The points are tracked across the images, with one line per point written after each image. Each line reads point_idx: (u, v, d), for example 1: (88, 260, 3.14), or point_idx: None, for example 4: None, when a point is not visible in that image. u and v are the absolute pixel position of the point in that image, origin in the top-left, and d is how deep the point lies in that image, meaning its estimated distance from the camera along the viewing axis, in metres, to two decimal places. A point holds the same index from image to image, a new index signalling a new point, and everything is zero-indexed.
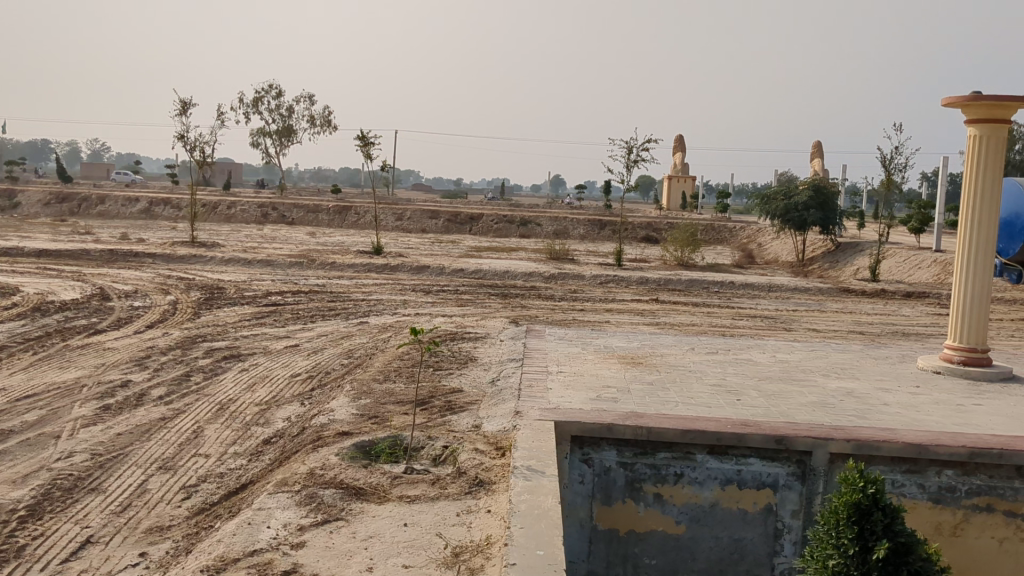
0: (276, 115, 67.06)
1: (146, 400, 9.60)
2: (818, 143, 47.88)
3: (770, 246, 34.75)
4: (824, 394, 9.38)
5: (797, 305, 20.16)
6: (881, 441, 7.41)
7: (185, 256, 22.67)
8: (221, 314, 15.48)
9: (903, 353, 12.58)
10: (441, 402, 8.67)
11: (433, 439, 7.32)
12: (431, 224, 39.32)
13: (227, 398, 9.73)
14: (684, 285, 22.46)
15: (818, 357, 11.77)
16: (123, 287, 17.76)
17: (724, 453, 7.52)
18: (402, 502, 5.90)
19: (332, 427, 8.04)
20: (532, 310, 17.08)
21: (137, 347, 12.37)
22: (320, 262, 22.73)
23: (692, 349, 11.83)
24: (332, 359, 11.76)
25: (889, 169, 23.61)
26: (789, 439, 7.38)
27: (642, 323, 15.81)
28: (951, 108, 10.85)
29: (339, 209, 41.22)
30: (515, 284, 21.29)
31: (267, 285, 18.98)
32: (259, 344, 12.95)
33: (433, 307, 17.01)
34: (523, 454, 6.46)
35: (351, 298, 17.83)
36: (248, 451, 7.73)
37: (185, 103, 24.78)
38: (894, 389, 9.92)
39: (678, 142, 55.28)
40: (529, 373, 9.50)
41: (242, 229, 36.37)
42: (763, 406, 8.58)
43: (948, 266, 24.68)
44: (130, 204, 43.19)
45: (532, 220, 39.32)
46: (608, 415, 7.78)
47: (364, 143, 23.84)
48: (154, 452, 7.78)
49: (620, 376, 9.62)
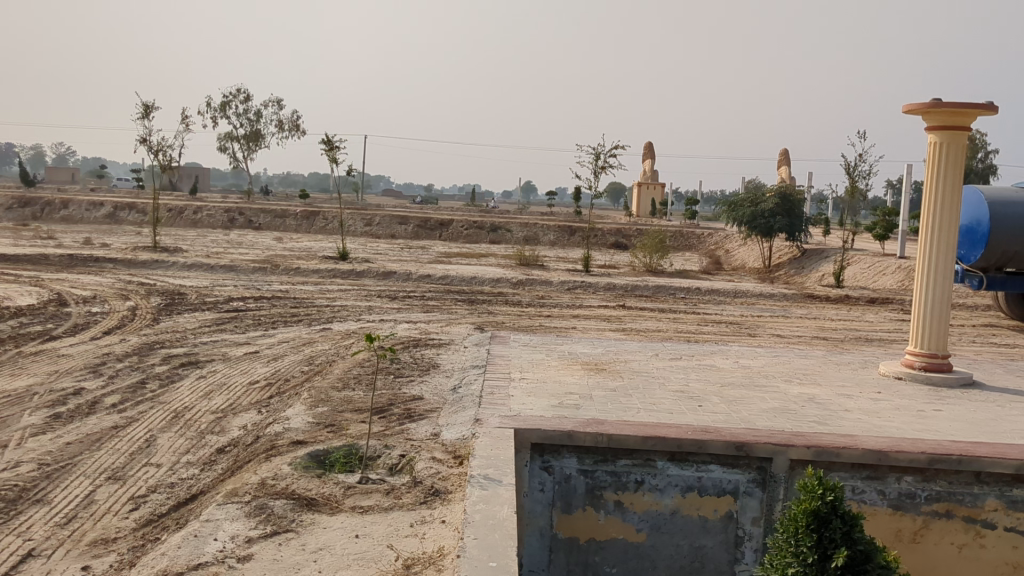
0: (244, 120, 66.56)
1: (99, 407, 9.39)
2: (785, 150, 48.17)
3: (737, 253, 34.91)
4: (786, 400, 9.35)
5: (763, 311, 20.22)
6: (841, 447, 7.37)
7: (148, 261, 22.33)
8: (182, 320, 15.24)
9: (866, 359, 12.61)
10: (400, 410, 8.54)
11: (390, 447, 7.19)
12: (399, 230, 39.10)
13: (183, 405, 9.54)
14: (651, 291, 22.45)
15: (781, 363, 11.76)
16: (81, 293, 17.44)
17: (685, 460, 7.45)
18: (354, 513, 5.77)
19: (287, 436, 7.89)
20: (498, 316, 16.98)
21: (92, 354, 12.13)
22: (284, 267, 22.48)
23: (656, 355, 11.79)
24: (293, 366, 11.58)
25: (853, 176, 23.76)
26: (750, 445, 7.32)
27: (608, 329, 15.76)
28: (912, 115, 10.89)
29: (307, 214, 40.91)
30: (482, 290, 21.18)
31: (229, 290, 18.74)
32: (218, 350, 12.75)
33: (398, 312, 16.87)
34: (479, 463, 6.35)
35: (314, 304, 17.64)
36: (200, 460, 7.57)
37: (148, 106, 24.45)
38: (856, 395, 9.92)
39: (647, 148, 55.44)
40: (490, 380, 9.38)
41: (208, 234, 35.96)
42: (725, 413, 8.53)
43: (911, 272, 24.88)
44: (94, 208, 42.58)
45: (501, 226, 39.23)
46: (569, 422, 7.68)
47: (330, 148, 23.64)
48: (103, 462, 7.59)
49: (582, 383, 9.54)
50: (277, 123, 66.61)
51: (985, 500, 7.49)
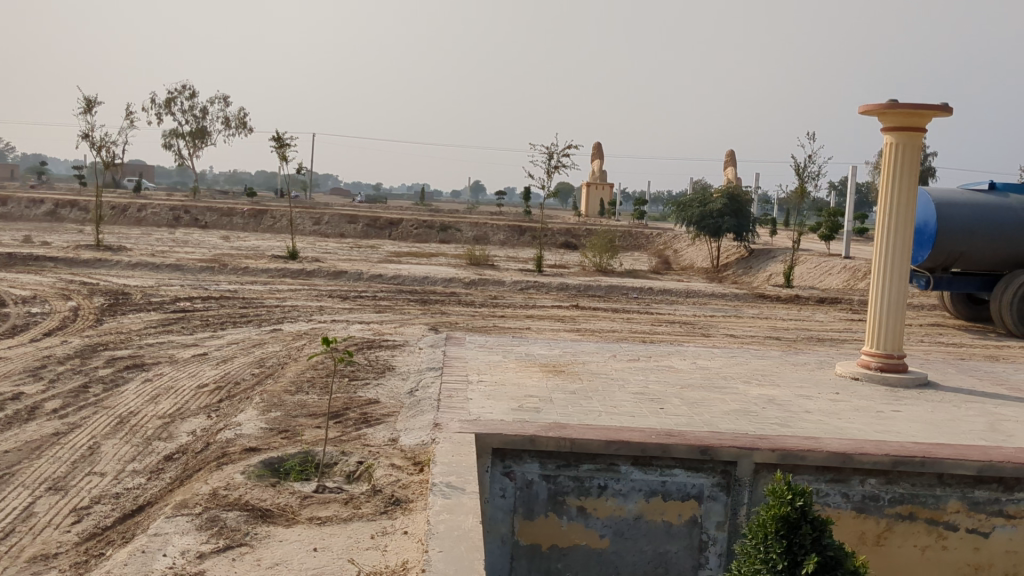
0: (190, 116, 65.42)
1: (39, 413, 9.00)
2: (733, 151, 48.49)
3: (687, 253, 35.07)
4: (747, 402, 9.27)
5: (716, 311, 20.26)
6: (806, 450, 7.28)
7: (90, 260, 21.71)
8: (126, 321, 14.78)
9: (822, 359, 12.62)
10: (355, 414, 8.29)
11: (347, 454, 6.95)
12: (349, 229, 38.64)
13: (128, 410, 9.18)
14: (604, 290, 22.38)
15: (739, 364, 11.70)
16: (20, 293, 16.86)
17: (648, 465, 7.30)
18: (311, 524, 5.53)
19: (239, 442, 7.60)
20: (451, 316, 16.77)
21: (32, 356, 11.67)
22: (232, 266, 22.02)
23: (614, 356, 11.66)
24: (242, 369, 11.24)
25: (802, 177, 23.94)
26: (715, 449, 7.21)
27: (563, 330, 15.63)
28: (869, 116, 10.88)
29: (255, 213, 40.30)
30: (434, 290, 20.95)
31: (175, 290, 18.28)
32: (164, 352, 12.35)
33: (349, 313, 16.57)
34: (441, 470, 6.13)
35: (263, 304, 17.27)
36: (148, 468, 7.27)
37: (90, 101, 23.78)
38: (815, 395, 9.87)
39: (596, 148, 55.49)
40: (448, 383, 9.15)
41: (153, 233, 35.19)
42: (687, 415, 8.41)
43: (858, 272, 25.15)
44: (34, 205, 41.46)
45: (451, 226, 38.97)
46: (530, 427, 7.49)
47: (279, 145, 23.22)
48: (44, 471, 7.24)
49: (541, 385, 9.36)
50: (222, 121, 65.58)
51: (947, 502, 7.46)
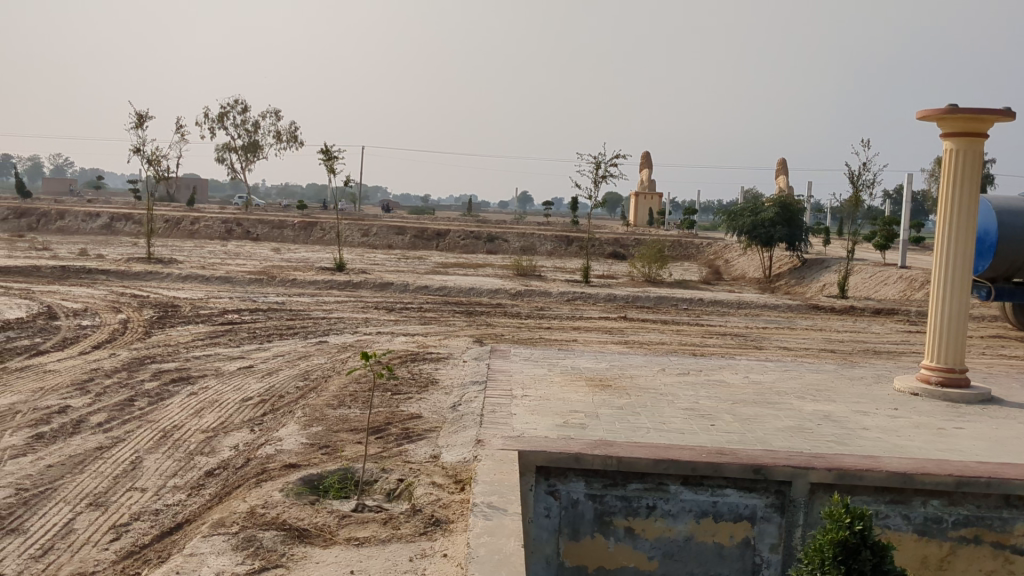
0: (242, 130, 66.29)
1: (84, 427, 9.00)
2: (784, 160, 47.80)
3: (738, 262, 34.58)
4: (801, 418, 8.95)
5: (768, 323, 19.85)
6: (863, 470, 6.97)
7: (141, 272, 21.93)
8: (174, 333, 14.83)
9: (879, 373, 12.23)
10: (397, 429, 8.15)
11: (388, 471, 6.80)
12: (398, 240, 38.74)
13: (172, 424, 9.13)
14: (653, 301, 22.08)
15: (792, 378, 11.37)
16: (72, 306, 17.04)
17: (699, 485, 7.06)
18: (349, 545, 5.37)
19: (279, 459, 7.49)
20: (498, 328, 16.62)
21: (80, 369, 11.72)
22: (280, 278, 22.10)
23: (662, 370, 11.40)
24: (287, 382, 11.17)
25: (856, 185, 23.44)
26: (768, 468, 6.94)
27: (611, 342, 15.40)
28: (927, 121, 10.54)
29: (304, 225, 40.59)
30: (481, 301, 20.83)
31: (224, 303, 18.35)
32: (210, 365, 12.35)
33: (396, 325, 16.50)
34: (483, 490, 5.95)
35: (310, 316, 17.26)
36: (188, 484, 7.19)
37: (142, 115, 24.07)
38: (872, 411, 9.52)
39: (646, 157, 55.13)
40: (492, 398, 8.97)
41: (205, 245, 35.59)
42: (739, 432, 8.13)
43: (915, 282, 24.55)
44: (90, 218, 42.20)
45: (499, 236, 38.89)
46: (575, 444, 7.29)
47: (327, 157, 23.31)
48: (85, 486, 7.19)
49: (587, 400, 9.14)
50: (274, 134, 66.34)
51: (1015, 525, 7.10)
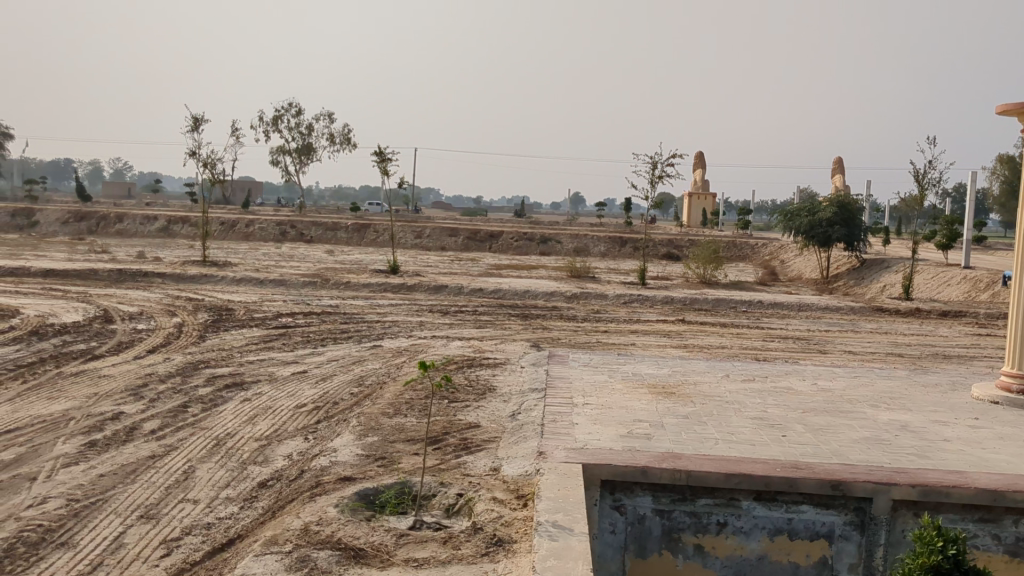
0: (296, 133, 66.82)
1: (137, 434, 8.86)
2: (841, 158, 46.77)
3: (794, 263, 33.83)
4: (877, 429, 8.49)
5: (831, 325, 19.27)
6: (951, 486, 6.51)
7: (196, 276, 21.97)
8: (228, 337, 14.75)
9: (955, 380, 11.65)
10: (455, 440, 7.87)
11: (446, 485, 6.51)
12: (451, 242, 38.60)
13: (225, 432, 8.96)
14: (711, 304, 21.58)
15: (864, 385, 10.86)
16: (128, 309, 17.07)
17: (773, 500, 6.67)
18: (407, 568, 5.10)
19: (333, 471, 7.25)
20: (554, 331, 16.30)
21: (135, 374, 11.65)
22: (334, 281, 22.00)
23: (726, 377, 10.98)
24: (341, 388, 10.96)
25: (923, 184, 22.72)
26: (848, 484, 6.52)
27: (670, 346, 15.00)
28: (1007, 117, 10.03)
29: (358, 227, 40.63)
30: (536, 303, 20.52)
31: (278, 306, 18.28)
32: (264, 370, 12.19)
33: (450, 328, 16.26)
34: (547, 507, 5.64)
35: (364, 319, 17.10)
36: (241, 495, 6.98)
37: (197, 119, 24.17)
38: (951, 421, 9.02)
39: (699, 157, 54.41)
40: (552, 406, 8.65)
41: (260, 247, 35.79)
42: (813, 444, 7.71)
43: (980, 283, 23.77)
44: (148, 221, 42.70)
45: (552, 237, 38.56)
46: (641, 456, 6.94)
47: (381, 159, 23.19)
48: (137, 497, 7.03)
49: (651, 409, 8.77)
50: (328, 136, 66.74)
51: None
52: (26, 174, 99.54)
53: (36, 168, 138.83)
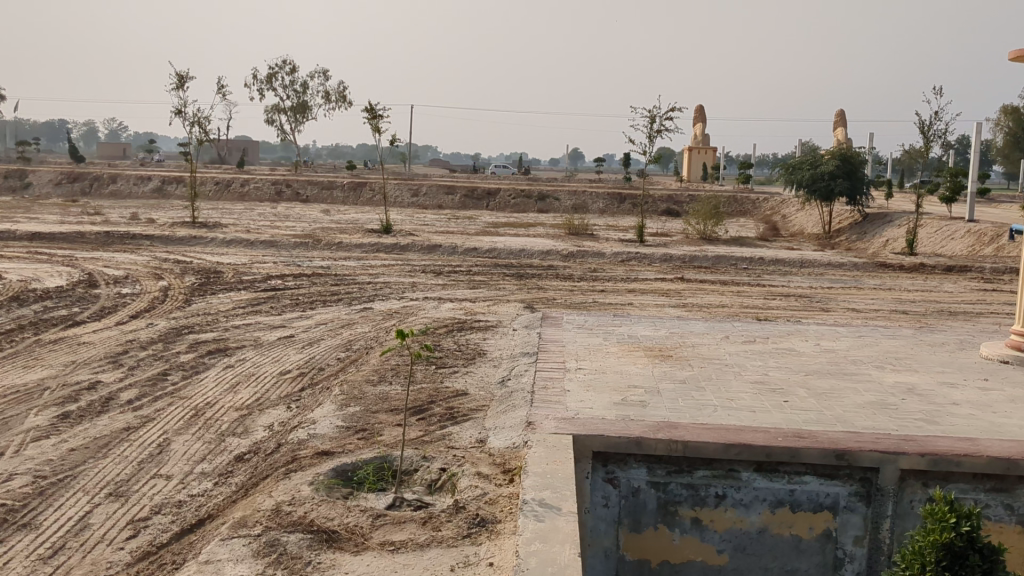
0: (291, 91, 65.98)
1: (113, 405, 8.51)
2: (842, 111, 46.02)
3: (795, 218, 33.38)
4: (882, 393, 8.14)
5: (834, 282, 18.87)
6: (962, 454, 6.17)
7: (186, 237, 21.52)
8: (216, 301, 14.38)
9: (962, 339, 11.27)
10: (441, 409, 7.52)
11: (429, 459, 6.17)
12: (447, 200, 38.07)
13: (205, 401, 8.62)
14: (711, 261, 21.17)
15: (867, 345, 10.50)
16: (114, 273, 16.66)
17: (774, 471, 6.34)
18: (383, 552, 4.77)
19: (311, 445, 6.92)
20: (550, 291, 15.93)
21: (115, 341, 11.29)
22: (326, 241, 21.56)
23: (726, 338, 10.61)
24: (328, 353, 10.61)
25: (927, 135, 22.19)
26: (853, 454, 6.20)
27: (668, 306, 14.63)
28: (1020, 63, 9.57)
29: (353, 185, 40.08)
30: (532, 263, 20.12)
31: (268, 267, 17.87)
32: (250, 335, 11.83)
33: (444, 289, 15.88)
34: (534, 484, 5.30)
35: (356, 280, 16.71)
36: (217, 470, 6.65)
37: (182, 76, 23.57)
38: (960, 383, 8.65)
39: (699, 111, 53.73)
40: (543, 372, 8.30)
41: (255, 208, 35.31)
42: (817, 410, 7.37)
43: (984, 237, 23.36)
44: (142, 182, 42.17)
45: (550, 194, 38.04)
46: (636, 427, 6.60)
47: (372, 116, 22.66)
48: (107, 473, 6.69)
49: (646, 374, 8.42)
50: (324, 94, 65.86)
51: None
52: (19, 136, 98.22)
53: (30, 129, 137.43)
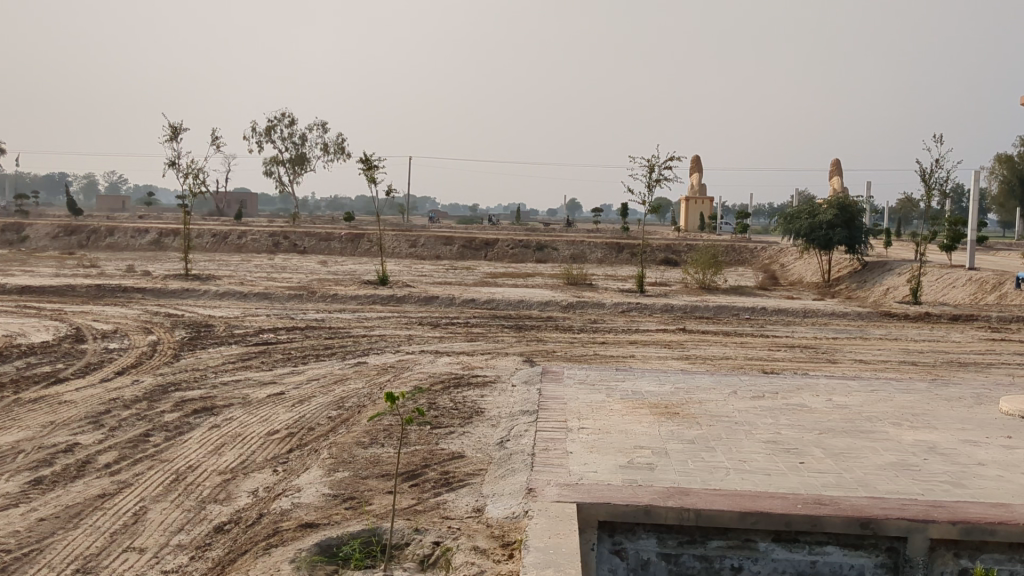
0: (289, 143, 66.24)
1: (89, 470, 8.05)
2: (838, 161, 45.90)
3: (795, 267, 33.07)
4: (903, 452, 7.68)
5: (839, 332, 18.47)
6: (997, 523, 5.71)
7: (178, 290, 21.13)
8: (204, 356, 13.96)
9: (978, 392, 10.82)
10: (435, 475, 7.07)
11: (422, 532, 5.71)
12: (445, 250, 37.79)
13: (187, 465, 8.15)
14: (713, 311, 20.77)
15: (882, 400, 10.04)
16: (102, 327, 16.23)
17: (794, 541, 5.90)
18: None
19: (294, 516, 6.45)
20: (549, 344, 15.53)
21: (98, 399, 10.84)
22: (321, 293, 21.17)
23: (734, 394, 10.15)
24: (318, 412, 10.14)
25: (928, 182, 21.93)
26: (879, 522, 5.74)
27: (671, 358, 14.23)
28: None
29: (351, 236, 39.84)
30: (530, 314, 19.73)
31: (260, 321, 17.47)
32: (238, 392, 11.38)
33: (440, 342, 15.46)
34: (535, 561, 4.86)
35: (350, 334, 16.28)
36: (195, 542, 6.18)
37: (176, 128, 23.38)
38: (983, 442, 8.19)
39: (695, 162, 53.78)
40: (545, 433, 7.84)
41: (252, 260, 35.01)
42: (835, 472, 6.91)
43: (987, 285, 23.03)
44: (139, 235, 41.91)
45: (549, 245, 37.81)
46: (644, 493, 6.16)
47: (367, 166, 22.44)
48: (77, 547, 6.21)
49: (654, 433, 7.98)
50: (322, 146, 66.04)
51: None
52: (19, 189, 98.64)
53: (29, 182, 137.88)
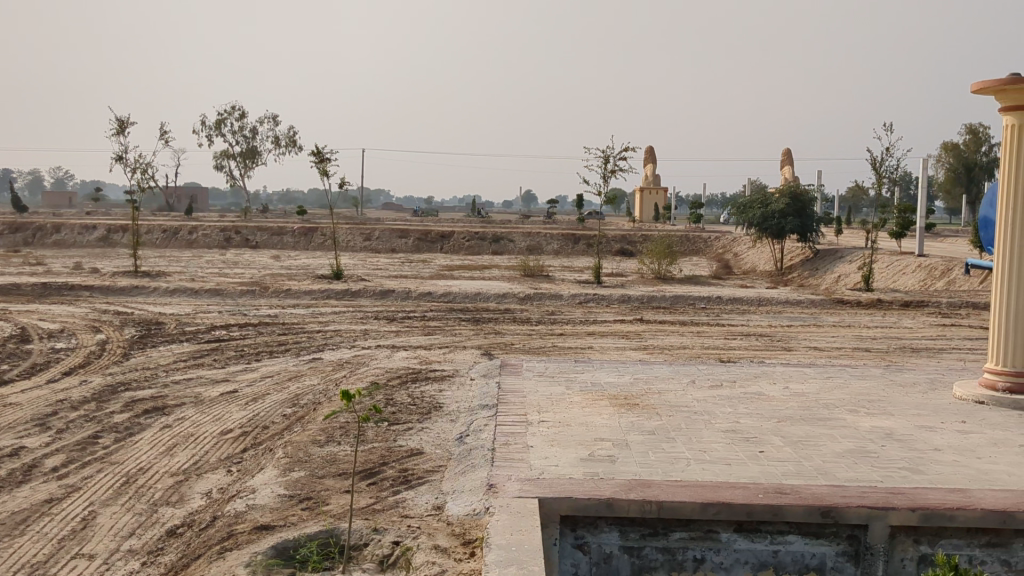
0: (240, 137, 65.42)
1: (36, 474, 7.81)
2: (789, 150, 46.33)
3: (748, 256, 33.33)
4: (861, 439, 7.71)
5: (793, 320, 18.62)
6: (955, 508, 5.73)
7: (127, 287, 20.71)
8: (155, 354, 13.67)
9: (932, 378, 10.95)
10: (393, 472, 6.96)
11: (381, 532, 5.60)
12: (400, 243, 37.53)
13: (138, 467, 7.95)
14: (669, 301, 20.84)
15: (838, 387, 10.11)
16: (48, 327, 15.84)
17: (756, 531, 5.89)
18: None
19: (249, 518, 6.31)
20: (506, 336, 15.46)
21: (44, 401, 10.55)
22: (274, 289, 20.88)
23: (692, 383, 10.15)
24: (272, 410, 9.95)
25: (879, 170, 22.17)
26: (840, 510, 5.74)
27: (629, 349, 14.23)
28: (983, 92, 9.32)
29: (305, 230, 39.42)
30: (486, 307, 19.65)
31: (213, 318, 17.16)
32: (190, 391, 11.15)
33: (396, 337, 15.31)
34: (497, 559, 4.77)
35: (305, 329, 16.06)
36: (147, 547, 6.01)
37: (123, 122, 22.90)
38: (938, 427, 8.25)
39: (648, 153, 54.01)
40: (504, 427, 7.76)
41: (203, 255, 34.48)
42: (794, 461, 6.91)
43: (936, 272, 23.38)
44: (87, 232, 41.08)
45: (505, 237, 37.72)
46: (606, 486, 6.10)
47: (320, 159, 22.17)
48: (22, 554, 6.00)
49: (614, 425, 7.94)
50: (274, 139, 65.29)
51: None
52: None
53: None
